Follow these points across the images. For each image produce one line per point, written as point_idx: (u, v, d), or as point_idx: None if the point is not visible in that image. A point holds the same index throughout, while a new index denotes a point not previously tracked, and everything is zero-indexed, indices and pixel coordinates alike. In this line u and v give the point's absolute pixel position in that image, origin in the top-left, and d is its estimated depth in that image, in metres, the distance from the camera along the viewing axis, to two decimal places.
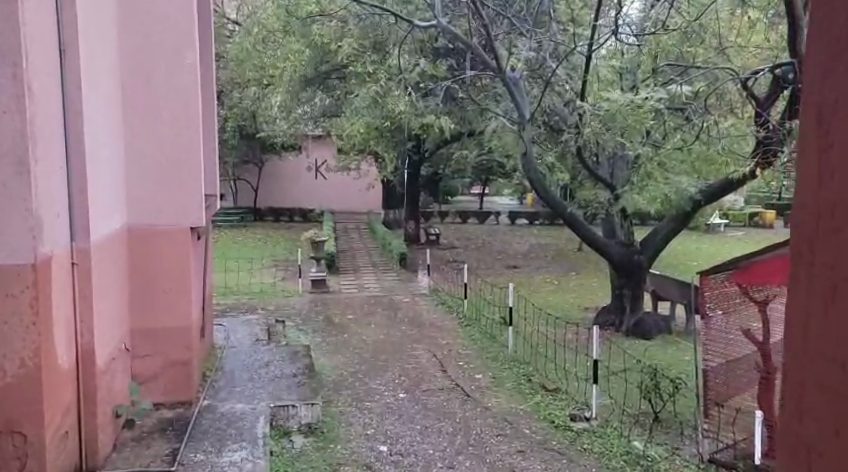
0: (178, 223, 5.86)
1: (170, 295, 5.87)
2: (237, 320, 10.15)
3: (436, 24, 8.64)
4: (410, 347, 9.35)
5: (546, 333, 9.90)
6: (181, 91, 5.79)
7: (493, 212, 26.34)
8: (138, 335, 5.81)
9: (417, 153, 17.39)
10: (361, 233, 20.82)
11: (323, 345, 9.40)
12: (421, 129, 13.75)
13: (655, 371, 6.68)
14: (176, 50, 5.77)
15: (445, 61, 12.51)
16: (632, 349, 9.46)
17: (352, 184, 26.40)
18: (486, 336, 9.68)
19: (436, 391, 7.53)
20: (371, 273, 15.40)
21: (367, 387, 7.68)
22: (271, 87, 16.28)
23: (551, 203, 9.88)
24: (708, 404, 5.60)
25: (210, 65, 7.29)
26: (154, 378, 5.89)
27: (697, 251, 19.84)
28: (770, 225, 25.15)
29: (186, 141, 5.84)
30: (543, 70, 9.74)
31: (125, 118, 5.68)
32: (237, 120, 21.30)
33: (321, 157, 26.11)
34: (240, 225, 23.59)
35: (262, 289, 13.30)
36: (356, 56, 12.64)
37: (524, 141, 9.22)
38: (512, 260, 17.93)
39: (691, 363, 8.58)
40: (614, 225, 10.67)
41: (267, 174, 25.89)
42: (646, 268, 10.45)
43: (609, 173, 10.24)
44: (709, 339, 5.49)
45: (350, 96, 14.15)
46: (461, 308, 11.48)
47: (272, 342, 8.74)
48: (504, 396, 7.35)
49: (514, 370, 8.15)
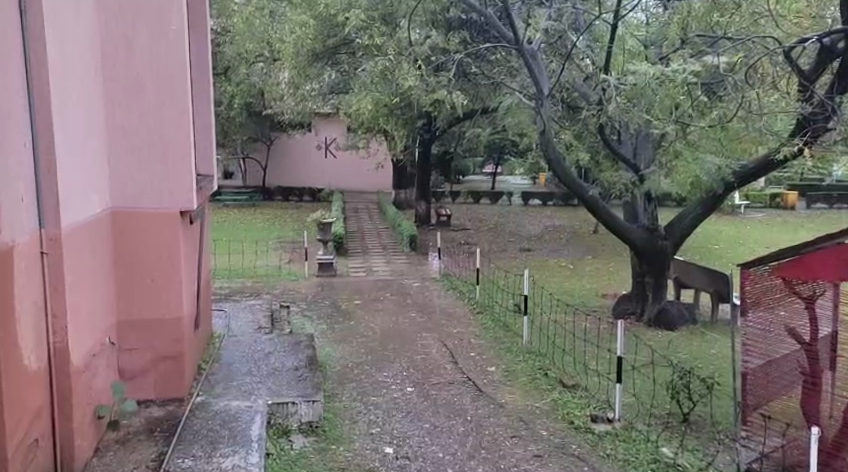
0: (166, 205, 5.38)
1: (157, 284, 5.41)
2: (238, 305, 9.70)
3: None
4: (419, 336, 8.89)
5: (562, 323, 9.41)
6: (167, 61, 5.30)
7: (505, 192, 25.77)
8: (123, 327, 5.36)
9: (429, 131, 16.82)
10: (370, 214, 20.32)
11: (328, 334, 8.96)
12: (432, 106, 13.20)
13: (684, 369, 6.22)
14: (161, 16, 5.27)
15: (459, 34, 11.94)
16: (655, 341, 8.97)
17: (362, 162, 25.81)
18: (500, 325, 9.21)
19: (446, 385, 7.07)
20: (380, 255, 14.93)
21: (373, 380, 7.21)
22: (279, 62, 15.72)
23: (569, 185, 9.30)
24: (745, 410, 5.12)
25: (206, 39, 6.85)
26: (142, 374, 5.45)
27: (716, 234, 19.25)
28: (792, 206, 24.44)
29: (172, 116, 5.35)
30: (562, 43, 9.17)
31: (106, 91, 5.21)
32: (244, 97, 20.75)
33: (330, 134, 25.49)
34: (248, 204, 23.16)
35: (267, 272, 12.85)
36: (365, 28, 12.07)
37: (541, 119, 8.60)
38: (525, 243, 17.40)
39: (719, 359, 8.06)
40: (636, 210, 10.11)
41: (276, 152, 25.52)
42: (670, 255, 9.89)
43: (632, 154, 9.69)
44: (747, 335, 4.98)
45: (358, 71, 13.55)
46: (472, 294, 11.00)
47: (274, 329, 8.32)
48: (518, 391, 6.86)
49: (529, 363, 7.66)
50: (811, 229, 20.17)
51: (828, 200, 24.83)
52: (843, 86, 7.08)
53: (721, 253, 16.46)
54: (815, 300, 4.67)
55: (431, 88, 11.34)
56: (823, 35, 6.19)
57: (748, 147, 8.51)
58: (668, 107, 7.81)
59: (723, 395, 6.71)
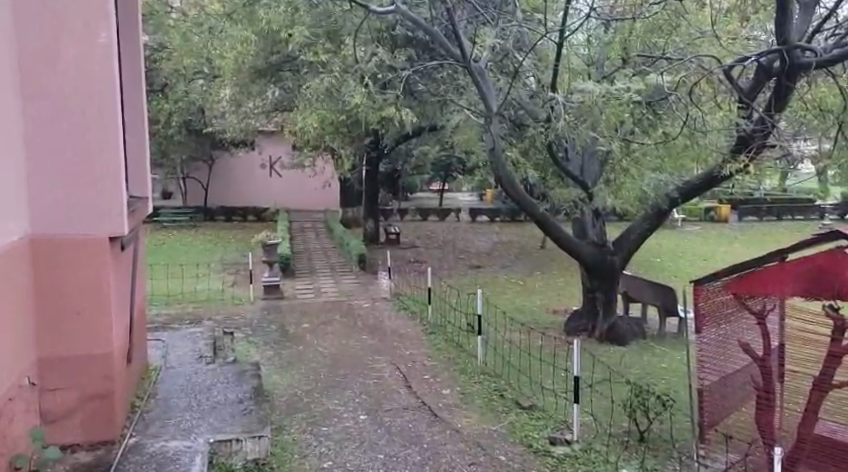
0: (93, 232, 5.06)
1: (84, 318, 5.07)
2: (178, 333, 9.26)
3: (396, 8, 7.91)
4: (371, 359, 8.63)
5: (516, 342, 9.29)
6: (93, 78, 4.99)
7: (453, 208, 25.75)
8: (47, 365, 5.00)
9: (376, 150, 16.59)
10: (317, 233, 19.95)
11: (276, 360, 8.62)
12: (378, 123, 13.05)
13: (640, 386, 6.13)
14: (87, 30, 4.95)
15: (404, 52, 11.85)
16: (609, 358, 8.92)
17: (307, 180, 25.44)
18: (454, 345, 9.02)
19: (400, 411, 6.83)
20: (328, 276, 14.60)
21: (323, 408, 6.93)
22: (221, 79, 15.33)
23: (519, 202, 9.20)
24: (704, 429, 5.03)
25: (139, 52, 6.55)
26: (68, 416, 5.07)
27: (658, 247, 19.59)
28: (726, 219, 25.14)
29: (100, 137, 5.03)
30: (508, 60, 9.13)
31: (26, 111, 4.88)
32: (184, 115, 20.19)
33: (275, 153, 25.16)
34: (191, 225, 22.48)
35: (210, 297, 12.38)
36: (308, 45, 11.85)
37: (491, 136, 8.51)
38: (474, 260, 17.31)
39: (673, 375, 8.04)
40: (585, 225, 10.08)
41: (219, 172, 24.97)
42: (619, 270, 9.90)
43: (579, 170, 9.69)
44: (702, 352, 4.90)
45: (302, 88, 13.27)
46: (424, 314, 10.79)
47: (218, 358, 7.95)
48: (475, 415, 6.67)
49: (485, 385, 7.48)
50: (747, 240, 20.76)
51: (760, 212, 25.64)
52: (779, 104, 7.19)
53: (664, 266, 16.73)
54: (767, 315, 4.55)
55: (377, 105, 11.16)
56: (761, 55, 6.27)
57: (692, 162, 8.58)
58: (615, 123, 7.82)
59: (680, 412, 6.66)
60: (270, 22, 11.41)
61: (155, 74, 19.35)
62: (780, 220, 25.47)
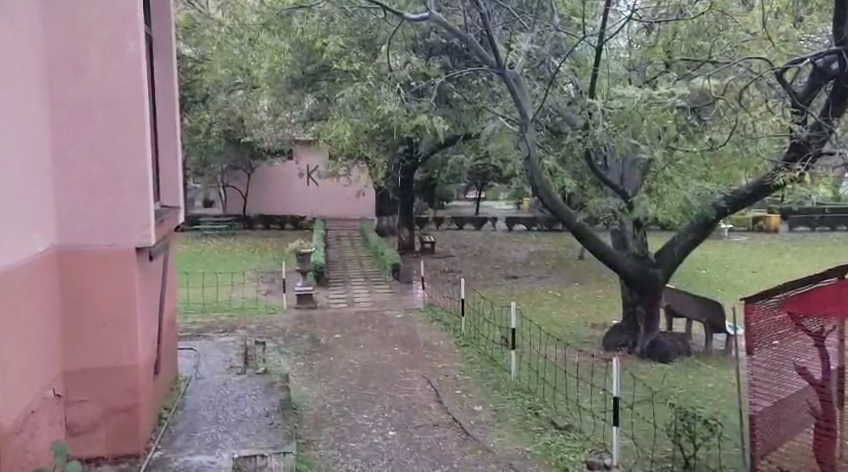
0: (120, 242, 4.96)
1: (109, 329, 4.96)
2: (210, 342, 9.19)
3: (429, 15, 7.73)
4: (402, 372, 8.43)
5: (551, 357, 9.00)
6: (121, 87, 4.90)
7: (489, 217, 25.49)
8: (73, 378, 4.91)
9: (410, 159, 16.41)
10: (353, 242, 19.91)
11: (307, 371, 8.50)
12: (412, 133, 12.94)
13: (685, 407, 5.76)
14: (115, 37, 4.87)
15: (439, 59, 11.71)
16: (649, 375, 8.59)
17: (344, 189, 25.42)
18: (487, 360, 8.78)
19: (431, 427, 6.62)
20: (362, 285, 14.49)
21: (352, 423, 6.75)
22: (258, 89, 15.35)
23: (556, 212, 8.90)
24: (753, 458, 4.67)
25: (171, 62, 6.49)
26: (93, 429, 4.97)
27: (702, 258, 19.05)
28: (774, 230, 24.38)
29: (127, 146, 4.94)
30: (545, 67, 8.91)
31: (54, 121, 4.81)
32: (223, 125, 20.28)
33: (312, 162, 25.23)
34: (228, 234, 22.61)
35: (242, 305, 12.33)
36: (343, 53, 11.74)
37: (526, 144, 8.26)
38: (511, 270, 17.04)
39: (717, 396, 7.67)
40: (625, 236, 9.74)
41: (257, 181, 25.15)
42: (661, 283, 9.54)
43: (618, 179, 9.37)
44: (754, 376, 4.56)
45: (336, 97, 13.22)
46: (457, 326, 10.55)
47: (248, 368, 7.87)
48: (508, 434, 6.41)
49: (519, 402, 7.22)
50: (797, 252, 20.05)
51: (810, 222, 24.85)
52: (838, 109, 6.84)
53: (709, 277, 16.21)
54: (824, 337, 4.22)
55: (411, 113, 11.02)
56: (820, 55, 5.93)
57: (740, 170, 8.22)
58: (656, 130, 7.53)
59: (726, 438, 6.31)
60: (305, 31, 11.33)
61: (194, 84, 19.50)
62: (831, 231, 24.65)
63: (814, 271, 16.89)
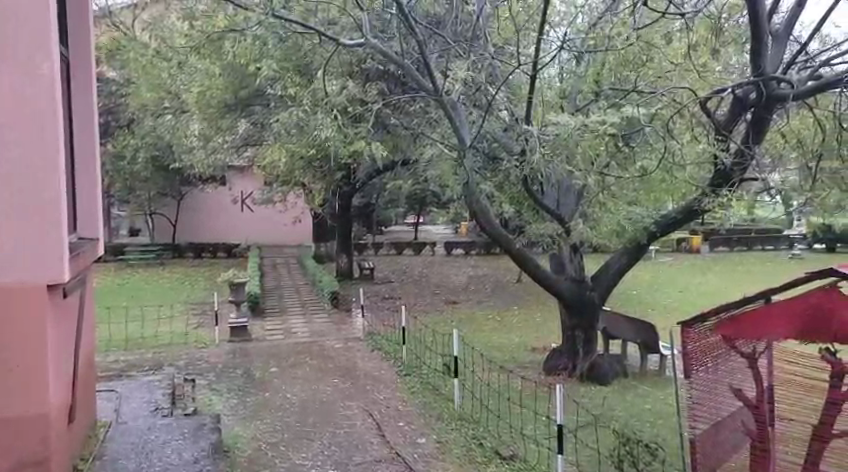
0: (31, 280, 4.62)
1: (20, 374, 4.59)
2: (135, 382, 8.70)
3: (364, 42, 7.52)
4: (342, 406, 8.15)
5: (493, 384, 8.88)
6: (34, 112, 4.58)
7: (427, 242, 25.46)
8: None
9: (348, 185, 16.24)
10: (290, 270, 19.47)
11: (240, 409, 8.14)
12: (349, 158, 12.78)
13: (627, 431, 5.71)
14: (28, 60, 4.55)
15: (377, 85, 11.70)
16: (590, 400, 8.57)
17: (279, 214, 25.05)
18: (429, 389, 8.61)
19: (372, 465, 6.37)
20: (299, 315, 14.13)
21: (288, 464, 6.45)
22: (188, 115, 14.89)
23: (494, 236, 8.80)
24: None
25: (92, 87, 6.18)
26: None
27: (634, 279, 19.40)
28: (697, 250, 25.13)
29: (40, 176, 4.61)
30: (480, 93, 8.89)
31: None
32: (152, 151, 19.62)
33: (246, 188, 24.75)
34: (158, 264, 21.81)
35: (172, 340, 11.79)
36: (278, 76, 11.54)
37: (464, 170, 8.16)
38: (449, 295, 16.98)
39: (659, 419, 7.72)
40: (562, 260, 9.79)
41: (188, 208, 24.42)
42: (598, 306, 9.61)
43: (555, 204, 9.42)
44: (693, 400, 4.47)
45: (270, 123, 12.95)
46: (397, 354, 10.34)
47: (177, 409, 7.48)
48: (452, 468, 6.23)
49: (463, 432, 7.06)
50: (722, 271, 20.67)
51: (730, 243, 25.78)
52: (757, 136, 7.10)
53: (642, 298, 16.51)
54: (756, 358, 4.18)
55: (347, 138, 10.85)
56: (739, 86, 6.06)
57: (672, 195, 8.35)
58: (590, 157, 7.58)
59: (667, 462, 6.30)
60: (238, 55, 11.03)
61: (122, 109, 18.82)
62: (750, 250, 25.59)
63: (740, 290, 17.43)
